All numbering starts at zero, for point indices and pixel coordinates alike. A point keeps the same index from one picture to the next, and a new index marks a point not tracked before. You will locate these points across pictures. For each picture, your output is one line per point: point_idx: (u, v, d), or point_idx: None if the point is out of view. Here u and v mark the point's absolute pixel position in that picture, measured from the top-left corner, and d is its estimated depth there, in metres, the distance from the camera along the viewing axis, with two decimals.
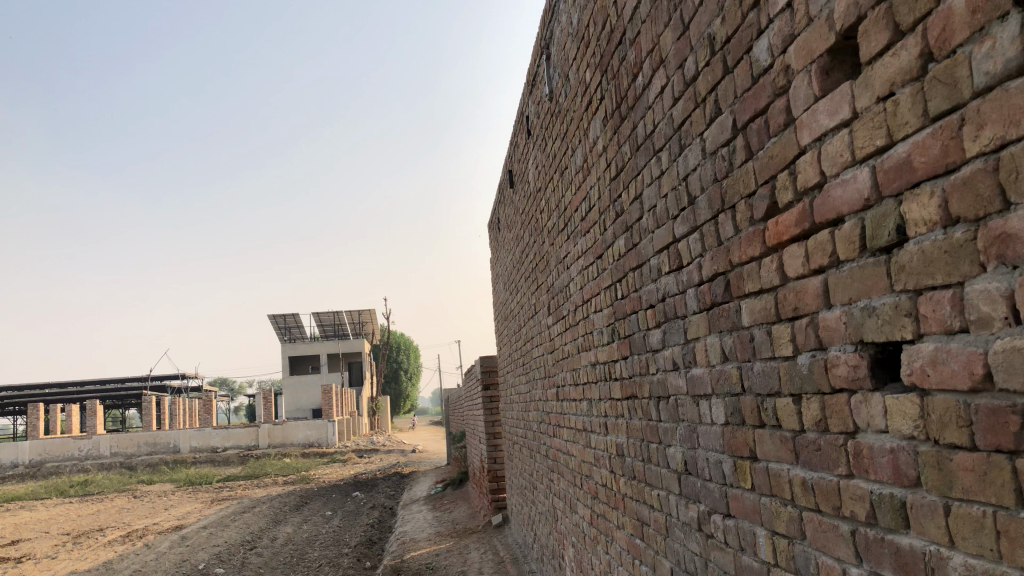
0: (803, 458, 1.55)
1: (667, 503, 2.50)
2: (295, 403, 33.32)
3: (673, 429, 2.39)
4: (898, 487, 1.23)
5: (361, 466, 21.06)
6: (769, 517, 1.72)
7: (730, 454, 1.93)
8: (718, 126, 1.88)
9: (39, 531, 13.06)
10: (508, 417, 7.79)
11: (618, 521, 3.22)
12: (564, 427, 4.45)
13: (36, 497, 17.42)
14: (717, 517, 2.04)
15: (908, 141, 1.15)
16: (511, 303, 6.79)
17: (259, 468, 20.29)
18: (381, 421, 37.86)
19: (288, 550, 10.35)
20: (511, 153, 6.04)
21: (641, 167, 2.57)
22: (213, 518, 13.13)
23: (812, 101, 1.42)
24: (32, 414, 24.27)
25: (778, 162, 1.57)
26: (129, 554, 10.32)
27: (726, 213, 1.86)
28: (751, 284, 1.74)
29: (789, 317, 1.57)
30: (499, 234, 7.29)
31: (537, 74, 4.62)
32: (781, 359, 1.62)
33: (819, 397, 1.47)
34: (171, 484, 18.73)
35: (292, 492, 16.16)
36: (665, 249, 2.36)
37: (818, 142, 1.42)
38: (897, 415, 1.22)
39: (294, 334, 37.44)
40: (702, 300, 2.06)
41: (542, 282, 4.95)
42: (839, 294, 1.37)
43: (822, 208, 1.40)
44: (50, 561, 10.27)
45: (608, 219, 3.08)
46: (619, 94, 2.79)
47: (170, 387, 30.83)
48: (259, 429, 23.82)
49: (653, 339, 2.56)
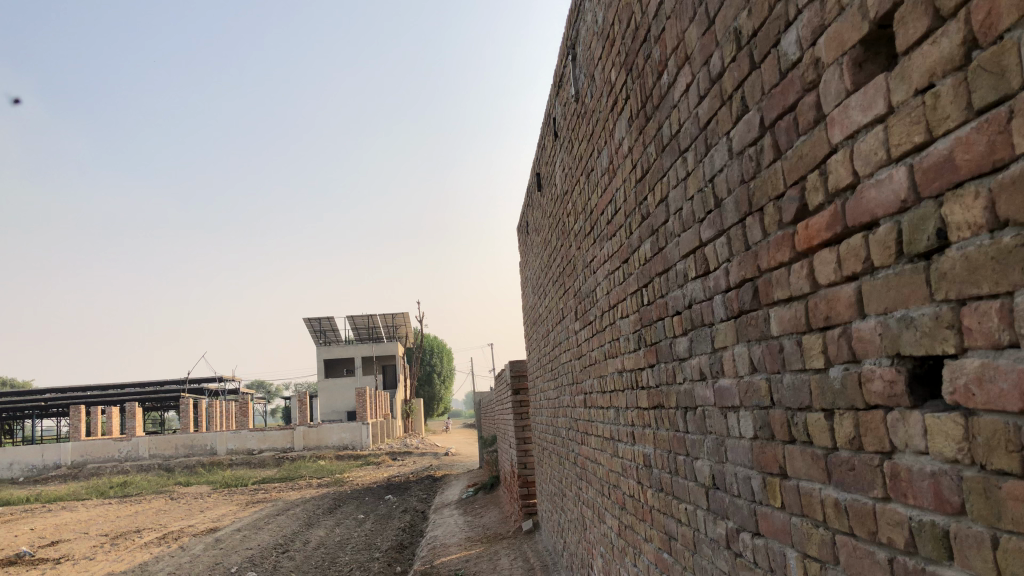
0: (835, 479, 1.45)
1: (694, 517, 2.40)
2: (330, 406, 33.56)
3: (701, 441, 2.29)
4: (940, 514, 1.12)
5: (394, 469, 21.09)
6: (799, 539, 1.62)
7: (760, 470, 1.83)
8: (745, 124, 1.79)
9: (79, 531, 13.24)
10: (538, 421, 7.69)
11: (646, 534, 3.12)
12: (592, 435, 4.36)
13: (77, 498, 17.70)
14: (746, 535, 1.94)
15: (949, 137, 1.06)
16: (540, 308, 6.70)
17: (294, 470, 20.38)
18: (414, 423, 37.92)
19: (321, 554, 10.35)
20: (539, 156, 5.96)
21: (667, 168, 2.47)
22: (247, 520, 13.21)
23: (844, 97, 1.33)
24: (74, 416, 24.70)
25: (807, 162, 1.47)
26: (164, 556, 10.38)
27: (754, 215, 1.77)
28: (780, 290, 1.64)
29: (820, 327, 1.47)
30: (528, 238, 7.20)
31: (564, 75, 4.53)
32: (811, 372, 1.52)
33: (852, 413, 1.37)
34: (208, 486, 18.91)
35: (325, 495, 16.22)
36: (691, 253, 2.26)
37: (850, 140, 1.32)
38: (938, 435, 1.12)
39: (329, 337, 37.74)
40: (730, 306, 1.97)
41: (569, 286, 4.86)
42: (873, 304, 1.27)
43: (856, 212, 1.30)
44: (88, 562, 10.38)
45: (635, 222, 2.98)
46: (645, 93, 2.69)
47: (208, 389, 31.23)
48: (295, 431, 23.88)
49: (680, 347, 2.47)
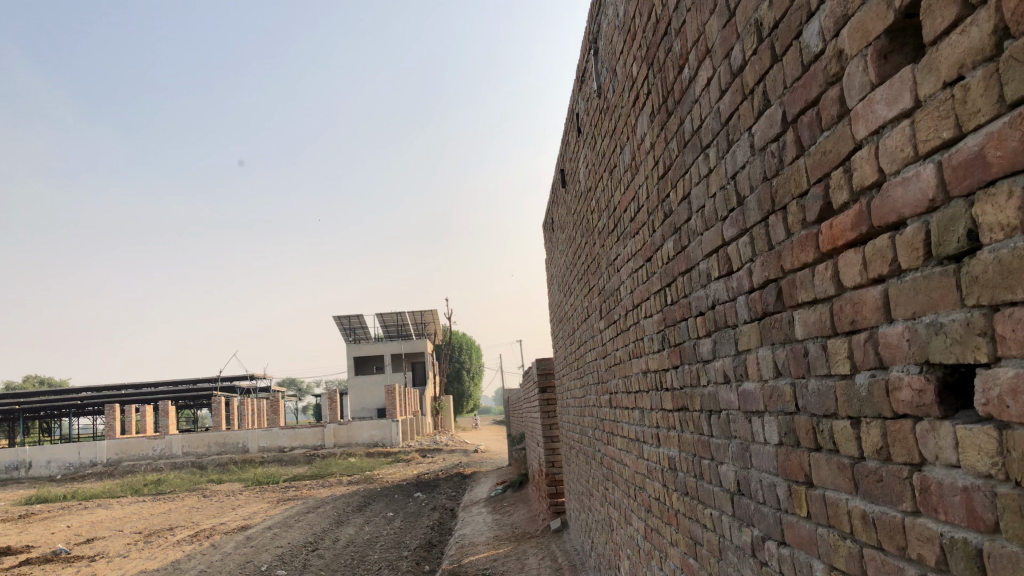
0: (863, 489, 1.39)
1: (720, 523, 2.34)
2: (361, 403, 33.73)
3: (725, 446, 2.23)
4: (973, 531, 1.06)
5: (424, 466, 21.14)
6: (826, 550, 1.55)
7: (785, 477, 1.77)
8: (767, 120, 1.72)
9: (114, 528, 13.41)
10: (565, 420, 7.63)
11: (672, 538, 3.06)
12: (618, 435, 4.30)
13: (112, 496, 17.94)
14: (772, 544, 1.88)
15: (980, 133, 0.99)
16: (565, 306, 6.65)
17: (325, 467, 20.50)
18: (445, 420, 37.99)
19: (350, 552, 10.38)
20: (563, 153, 5.90)
21: (689, 164, 2.41)
22: (278, 518, 13.30)
23: (868, 90, 1.26)
24: (109, 415, 25.05)
25: (831, 158, 1.41)
26: (196, 554, 10.46)
27: (777, 214, 1.70)
28: (805, 293, 1.57)
29: (846, 331, 1.40)
30: (553, 235, 7.14)
31: (586, 70, 4.46)
32: (837, 377, 1.46)
33: (880, 422, 1.30)
34: (240, 483, 19.08)
35: (356, 493, 16.29)
36: (714, 252, 2.20)
37: (875, 136, 1.25)
38: (971, 449, 1.06)
39: (359, 335, 37.93)
40: (753, 307, 1.90)
41: (594, 284, 4.80)
42: (901, 308, 1.21)
43: (881, 211, 1.24)
44: (122, 560, 10.49)
45: (657, 220, 2.91)
46: (666, 88, 2.63)
47: (240, 387, 31.52)
48: (325, 429, 24.03)
49: (703, 348, 2.41)
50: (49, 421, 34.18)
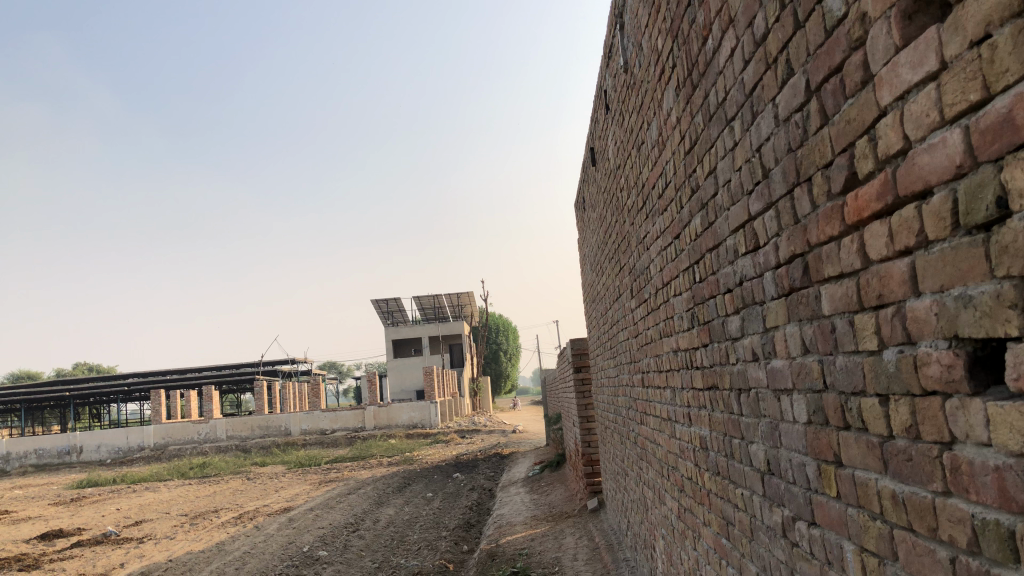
0: (892, 469, 1.34)
1: (751, 503, 2.30)
2: (400, 385, 33.96)
3: (755, 424, 2.18)
4: (1005, 513, 1.01)
5: (462, 447, 21.24)
6: (856, 531, 1.51)
7: (814, 457, 1.73)
8: (791, 89, 1.67)
9: (161, 511, 13.69)
10: (600, 400, 7.56)
11: (705, 518, 3.02)
12: (650, 415, 4.28)
13: (159, 479, 18.32)
14: (802, 524, 1.85)
15: (1009, 93, 0.94)
16: (598, 286, 6.60)
17: (365, 450, 20.69)
18: (483, 401, 38.04)
19: (390, 533, 10.47)
20: (592, 131, 5.83)
21: (714, 138, 2.35)
22: (319, 499, 13.47)
23: (892, 53, 1.20)
24: (155, 400, 25.55)
25: (856, 127, 1.35)
26: (240, 535, 10.63)
27: (803, 186, 1.65)
28: (831, 267, 1.52)
29: (873, 305, 1.36)
30: (585, 214, 7.07)
31: (613, 45, 4.39)
32: (865, 353, 1.41)
33: (908, 399, 1.26)
34: (283, 466, 19.36)
35: (396, 474, 16.43)
36: (741, 228, 2.15)
37: (899, 102, 1.20)
38: (1002, 426, 1.01)
39: (398, 318, 38.15)
40: (780, 283, 1.85)
41: (624, 264, 4.76)
42: (928, 281, 1.16)
43: (907, 180, 1.18)
44: (169, 541, 10.70)
45: (684, 196, 2.86)
46: (691, 60, 2.56)
47: (282, 371, 31.93)
48: (365, 411, 24.24)
49: (732, 326, 2.35)
50: (97, 407, 34.95)
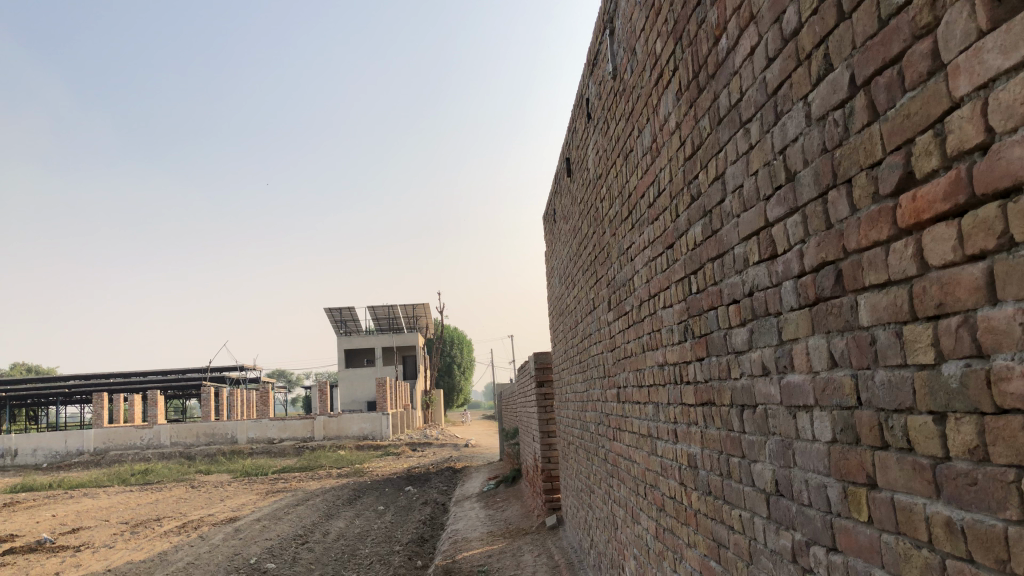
0: (946, 493, 1.24)
1: (751, 526, 2.19)
2: (351, 396, 33.51)
3: (761, 442, 2.08)
4: None
5: (414, 460, 20.95)
6: (893, 559, 1.41)
7: (839, 478, 1.62)
8: (829, 85, 1.57)
9: (100, 518, 13.16)
10: (562, 415, 7.45)
11: (690, 538, 2.91)
12: (625, 431, 4.16)
13: (99, 485, 17.70)
14: (819, 550, 1.73)
15: None
16: (567, 299, 6.53)
17: (314, 460, 20.27)
18: (434, 415, 37.76)
19: (340, 546, 10.20)
20: (569, 140, 5.76)
21: (723, 142, 2.26)
22: (267, 510, 13.07)
23: (974, 39, 1.10)
24: (98, 404, 24.74)
25: (917, 121, 1.25)
26: (183, 545, 10.24)
27: (839, 188, 1.55)
28: (874, 274, 1.42)
29: (929, 316, 1.26)
30: (555, 226, 6.98)
31: (600, 52, 4.31)
32: (914, 368, 1.31)
33: (975, 418, 1.15)
34: (229, 474, 18.85)
35: (345, 485, 16.09)
36: (754, 235, 2.05)
37: (980, 91, 1.10)
38: None
39: (351, 328, 37.70)
40: (804, 293, 1.74)
41: (601, 274, 4.67)
42: (1011, 287, 1.05)
43: (989, 176, 1.08)
44: (108, 550, 10.25)
45: (682, 204, 2.76)
46: (698, 61, 2.47)
47: (230, 378, 31.27)
48: (315, 421, 23.76)
49: (737, 339, 2.24)
50: (36, 409, 33.83)
